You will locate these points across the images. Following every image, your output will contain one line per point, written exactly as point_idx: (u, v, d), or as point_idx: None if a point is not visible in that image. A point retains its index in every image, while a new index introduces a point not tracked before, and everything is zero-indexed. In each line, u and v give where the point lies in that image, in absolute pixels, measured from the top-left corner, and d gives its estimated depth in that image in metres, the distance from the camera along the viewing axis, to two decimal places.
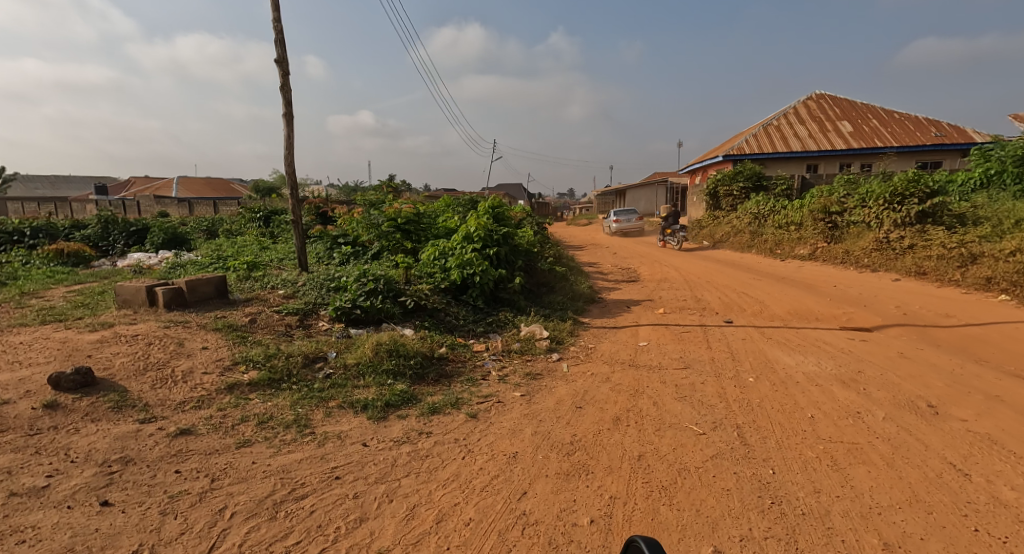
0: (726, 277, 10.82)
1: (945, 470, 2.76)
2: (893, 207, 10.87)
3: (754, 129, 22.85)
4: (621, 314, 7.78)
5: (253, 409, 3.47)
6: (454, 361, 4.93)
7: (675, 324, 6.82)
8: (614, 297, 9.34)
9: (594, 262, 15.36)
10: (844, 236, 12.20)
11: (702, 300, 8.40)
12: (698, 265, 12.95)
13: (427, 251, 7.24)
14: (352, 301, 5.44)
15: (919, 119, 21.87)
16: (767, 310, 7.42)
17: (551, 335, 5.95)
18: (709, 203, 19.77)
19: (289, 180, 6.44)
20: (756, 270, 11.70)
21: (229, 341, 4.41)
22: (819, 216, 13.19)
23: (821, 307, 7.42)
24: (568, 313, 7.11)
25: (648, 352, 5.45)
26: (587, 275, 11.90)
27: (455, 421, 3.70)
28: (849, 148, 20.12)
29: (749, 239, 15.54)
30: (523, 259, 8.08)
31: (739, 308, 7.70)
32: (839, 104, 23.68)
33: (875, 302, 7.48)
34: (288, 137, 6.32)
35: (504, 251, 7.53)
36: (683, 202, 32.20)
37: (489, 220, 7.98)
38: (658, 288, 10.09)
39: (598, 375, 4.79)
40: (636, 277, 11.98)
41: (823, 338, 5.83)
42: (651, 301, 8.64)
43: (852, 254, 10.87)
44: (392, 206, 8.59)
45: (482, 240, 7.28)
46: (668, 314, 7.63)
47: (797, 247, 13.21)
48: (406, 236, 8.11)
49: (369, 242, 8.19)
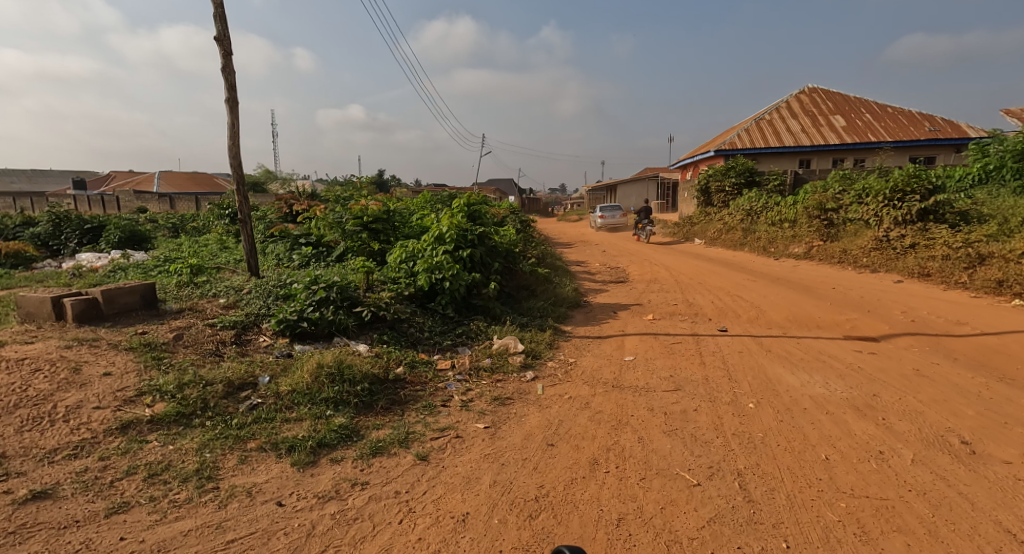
0: (718, 277, 10.27)
1: (1003, 544, 2.19)
2: (893, 204, 10.37)
3: (745, 124, 22.36)
4: (607, 321, 7.19)
5: (145, 457, 2.82)
6: (413, 383, 4.30)
7: (665, 334, 6.23)
8: (600, 301, 8.74)
9: (582, 260, 14.79)
10: (841, 234, 11.70)
11: (694, 304, 7.83)
12: (690, 265, 12.42)
13: (394, 253, 6.60)
14: (299, 313, 4.79)
15: (913, 113, 21.47)
16: (764, 317, 6.85)
17: (526, 349, 5.35)
18: (700, 199, 19.24)
19: (235, 174, 5.75)
20: (750, 270, 11.16)
21: (141, 364, 3.73)
22: (815, 213, 12.68)
23: (822, 313, 6.88)
24: (548, 322, 6.50)
25: (634, 369, 4.86)
26: (573, 276, 11.32)
27: (400, 465, 3.07)
28: (843, 143, 19.66)
29: (741, 237, 15.02)
30: (501, 261, 7.46)
31: (733, 313, 7.13)
32: (832, 98, 23.23)
33: (880, 307, 6.95)
34: (231, 125, 5.62)
35: (479, 253, 6.90)
36: (674, 198, 31.67)
37: (463, 219, 7.35)
38: (647, 290, 9.52)
39: (576, 399, 4.19)
40: (624, 278, 11.39)
41: (828, 350, 5.26)
42: (639, 306, 8.06)
43: (850, 253, 10.35)
44: (360, 203, 7.92)
45: (454, 242, 6.64)
46: (658, 321, 7.05)
47: (791, 245, 12.69)
48: (374, 237, 7.45)
49: (333, 242, 7.51)
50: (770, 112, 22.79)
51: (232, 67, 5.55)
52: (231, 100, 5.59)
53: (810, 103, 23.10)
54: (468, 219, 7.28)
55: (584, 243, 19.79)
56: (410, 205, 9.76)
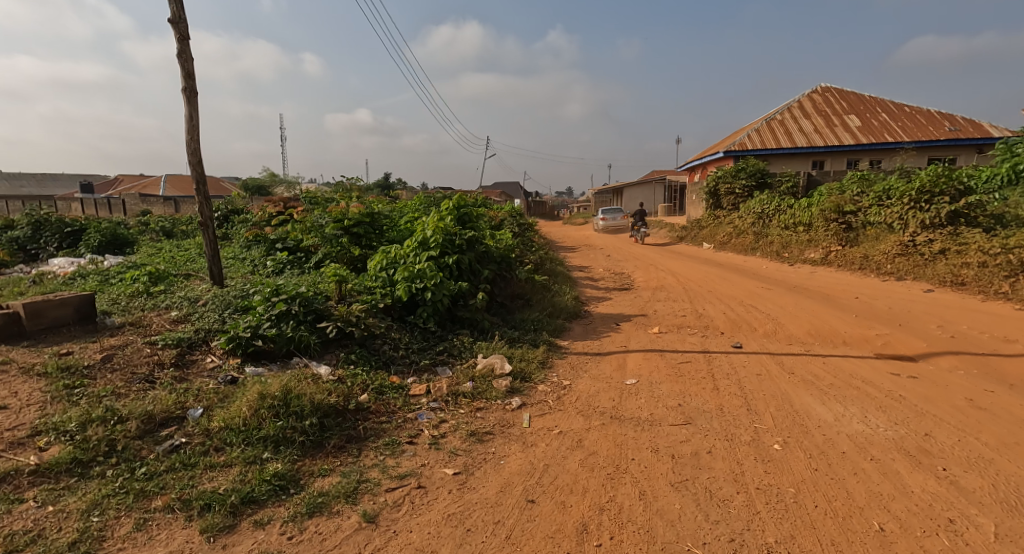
0: (730, 285, 9.61)
1: None
2: (919, 206, 9.66)
3: (756, 124, 21.63)
4: (609, 334, 6.56)
5: (11, 526, 2.22)
6: (377, 414, 3.68)
7: (672, 351, 5.59)
8: (602, 311, 8.10)
9: (585, 265, 14.15)
10: (861, 239, 10.99)
11: (704, 315, 7.18)
12: (698, 270, 11.76)
13: (374, 260, 6.04)
14: (253, 329, 4.17)
15: (932, 113, 20.67)
16: (783, 332, 6.20)
17: (515, 369, 4.73)
18: (709, 202, 18.57)
19: (194, 172, 5.17)
20: (763, 277, 10.48)
21: (48, 395, 3.13)
22: (832, 217, 11.98)
23: (847, 326, 6.21)
24: (542, 337, 5.87)
25: (636, 395, 4.22)
26: (574, 283, 10.70)
27: (341, 531, 2.45)
28: (859, 144, 18.90)
29: (753, 241, 14.32)
30: (492, 269, 6.85)
31: (748, 327, 6.47)
32: (847, 98, 22.45)
33: (912, 321, 6.28)
34: (190, 117, 5.04)
35: (467, 260, 6.32)
36: (682, 200, 30.92)
37: (451, 222, 6.79)
38: (653, 298, 8.87)
39: (567, 435, 3.55)
40: (629, 285, 10.73)
41: (861, 373, 4.61)
42: (644, 317, 7.41)
43: (872, 259, 9.66)
44: (341, 205, 7.35)
45: (439, 248, 6.08)
46: (664, 335, 6.42)
47: (806, 250, 11.99)
48: (355, 242, 6.87)
49: (312, 248, 6.93)
50: (781, 112, 22.07)
51: (189, 52, 4.97)
52: (189, 89, 5.02)
53: (823, 102, 22.35)
54: (457, 224, 6.70)
55: (588, 247, 19.12)
56: (400, 209, 9.19)
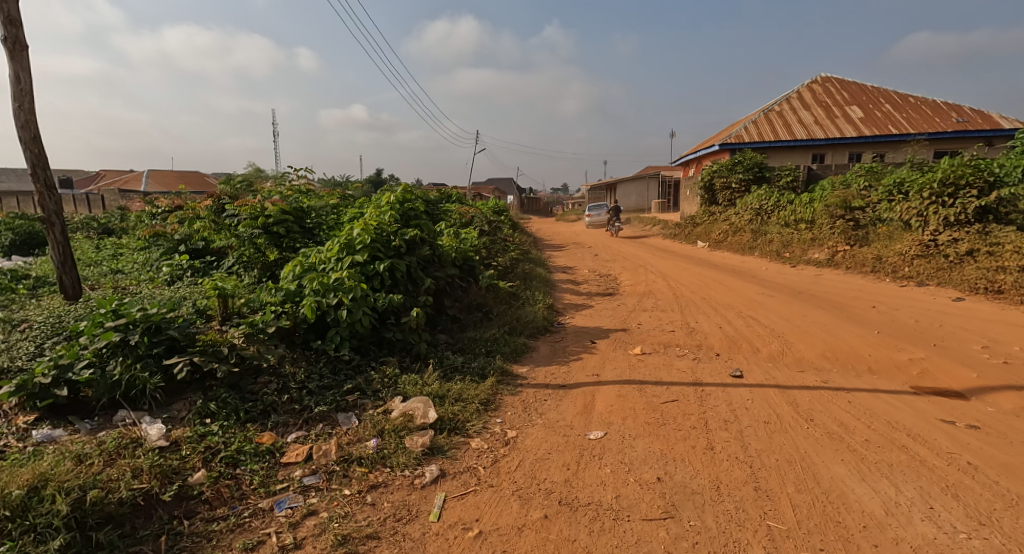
0: (726, 291, 8.49)
1: None
2: (939, 202, 8.54)
3: (753, 116, 20.50)
4: (581, 357, 5.41)
5: None
6: (212, 504, 2.47)
7: (655, 383, 4.45)
8: (578, 323, 6.95)
9: (569, 266, 13.03)
10: (872, 238, 9.88)
11: (697, 331, 6.05)
12: (691, 272, 10.65)
13: (287, 268, 4.87)
14: (59, 370, 2.95)
15: (937, 103, 19.61)
16: (792, 356, 5.06)
17: (443, 417, 3.54)
18: (704, 198, 17.45)
19: (28, 153, 3.98)
20: (763, 280, 9.35)
21: None
22: (838, 213, 10.86)
23: (871, 347, 5.07)
24: (493, 364, 4.70)
25: (600, 462, 3.04)
26: (552, 287, 9.56)
27: None
28: (862, 136, 17.79)
29: (750, 239, 13.20)
30: (439, 277, 5.67)
31: (749, 348, 5.35)
32: (848, 88, 21.31)
33: (950, 340, 5.17)
34: (17, 78, 3.86)
35: (404, 267, 5.14)
36: (676, 196, 29.75)
37: (390, 220, 5.61)
38: (639, 308, 7.73)
39: (489, 540, 2.37)
40: (614, 290, 9.59)
41: (902, 422, 3.46)
42: (625, 332, 6.26)
43: (886, 261, 8.55)
44: (261, 200, 6.14)
45: (366, 253, 4.91)
46: (647, 359, 5.28)
47: (810, 250, 10.86)
48: (275, 246, 5.68)
49: (224, 251, 5.74)
50: (780, 102, 20.94)
51: None
52: (12, 40, 3.83)
53: (823, 93, 21.21)
54: (394, 222, 5.53)
55: (575, 245, 17.99)
56: (346, 206, 8.01)
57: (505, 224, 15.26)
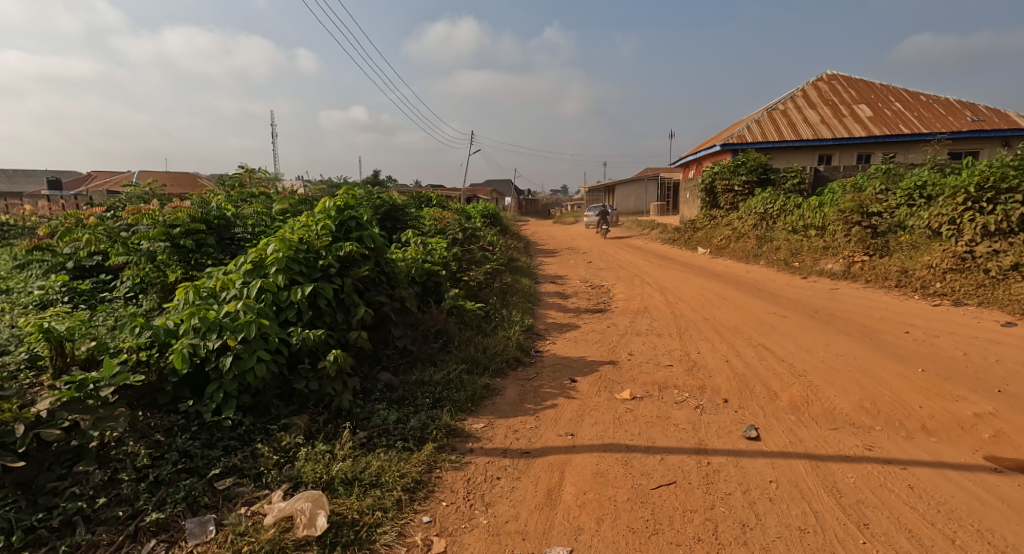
0: (731, 308, 7.44)
1: None
2: (974, 208, 7.51)
3: (756, 114, 19.45)
4: (555, 403, 4.35)
5: None
6: None
7: (647, 450, 3.41)
8: (558, 351, 5.88)
9: (558, 275, 11.99)
10: (893, 247, 8.86)
11: (700, 366, 5.00)
12: (691, 284, 9.60)
13: (177, 294, 3.83)
14: None
15: (950, 101, 18.56)
16: (820, 406, 4.00)
17: (341, 525, 2.49)
18: (705, 200, 16.39)
19: None
20: (773, 295, 8.31)
21: None
22: (854, 219, 9.84)
23: (919, 395, 4.02)
24: (437, 421, 3.67)
25: None
26: (534, 302, 8.49)
27: None
28: (872, 135, 16.75)
29: (754, 246, 12.16)
30: (382, 301, 4.62)
31: (765, 393, 4.31)
32: (855, 86, 20.29)
33: (1018, 384, 4.14)
34: None
35: (332, 292, 4.09)
36: (675, 198, 28.67)
37: (323, 229, 4.56)
38: (631, 330, 6.68)
39: None
40: (605, 305, 8.52)
41: (998, 537, 2.42)
42: (613, 366, 5.20)
43: (914, 276, 7.53)
44: (170, 204, 5.12)
45: (280, 276, 3.87)
46: (637, 407, 4.22)
47: (822, 260, 9.81)
48: (182, 263, 4.66)
49: (119, 269, 4.72)
50: (784, 101, 19.92)
51: None
52: None
53: (830, 91, 20.17)
54: (326, 234, 4.50)
55: (569, 250, 16.93)
56: (293, 213, 6.94)
57: (491, 229, 14.20)
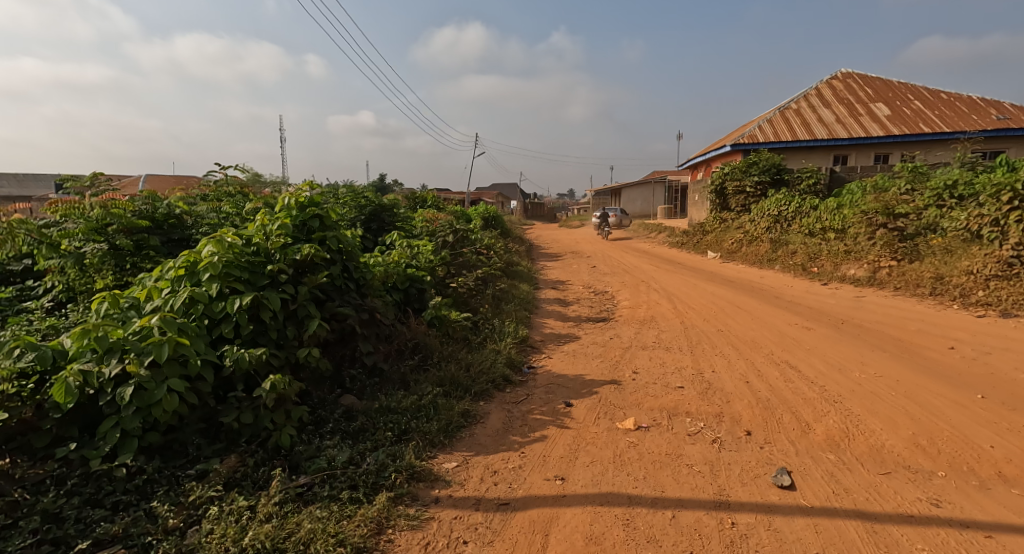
0: (746, 318, 6.75)
1: None
2: (1020, 209, 6.81)
3: (767, 114, 18.71)
4: (545, 434, 3.68)
5: None
6: None
7: (656, 504, 2.74)
8: (553, 367, 5.21)
9: (560, 280, 11.32)
10: (923, 251, 8.14)
11: (715, 388, 4.32)
12: (701, 291, 8.91)
13: (94, 303, 3.23)
14: None
15: (973, 100, 17.74)
16: (865, 443, 3.31)
17: None
18: (714, 202, 15.61)
19: None
20: (792, 304, 7.60)
21: None
22: (879, 220, 9.02)
23: (987, 430, 3.31)
24: (398, 461, 3.03)
25: None
26: (531, 310, 7.83)
27: None
28: (891, 135, 15.98)
29: (768, 250, 11.43)
30: (347, 311, 3.99)
31: (796, 425, 3.63)
32: (871, 84, 19.50)
33: None
34: None
35: (281, 302, 3.46)
36: (683, 201, 27.92)
37: (279, 230, 3.96)
38: (636, 342, 5.99)
39: None
40: (608, 314, 7.85)
41: None
42: (615, 387, 4.52)
43: (954, 284, 6.81)
44: (99, 196, 4.45)
45: (215, 283, 3.26)
46: (642, 441, 3.54)
47: (844, 264, 9.09)
48: (116, 267, 4.10)
49: (45, 275, 4.14)
50: (797, 100, 19.18)
51: None
52: None
53: (845, 89, 19.41)
54: (281, 235, 3.87)
55: (573, 254, 16.25)
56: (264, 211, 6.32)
57: (490, 231, 13.55)
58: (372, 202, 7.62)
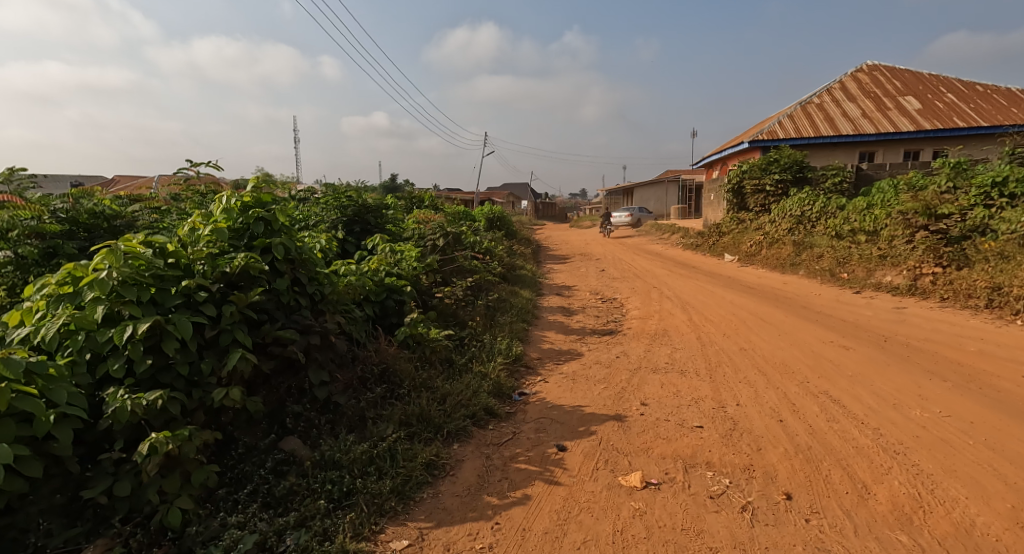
0: (772, 334, 5.92)
1: None
2: None
3: (788, 108, 17.69)
4: (528, 494, 2.92)
5: None
6: None
7: None
8: (547, 395, 4.44)
9: (565, 285, 10.52)
10: (972, 257, 7.25)
11: (742, 430, 3.52)
12: (719, 299, 8.06)
13: None
14: None
15: (1011, 92, 16.59)
16: (947, 519, 2.52)
17: None
18: (731, 201, 14.60)
19: None
20: (822, 316, 6.75)
21: None
22: (919, 223, 8.05)
23: None
24: (326, 545, 2.30)
25: None
26: (529, 321, 7.05)
27: None
28: (923, 129, 14.95)
29: (791, 253, 10.54)
30: (291, 334, 3.26)
31: (850, 486, 2.83)
32: (899, 77, 18.39)
33: None
34: None
35: (195, 327, 2.75)
36: (697, 201, 26.91)
37: (209, 234, 3.25)
38: (645, 363, 5.19)
39: None
40: (615, 325, 7.05)
41: None
42: (618, 425, 3.73)
43: (1015, 297, 5.95)
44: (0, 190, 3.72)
45: (102, 305, 2.55)
46: (651, 507, 2.76)
47: (879, 270, 8.20)
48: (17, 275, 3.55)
49: None
50: (819, 94, 18.14)
51: None
52: None
53: (871, 82, 18.34)
54: (209, 243, 3.17)
55: (580, 256, 15.40)
56: None
57: (492, 232, 12.79)
58: (355, 201, 6.89)
